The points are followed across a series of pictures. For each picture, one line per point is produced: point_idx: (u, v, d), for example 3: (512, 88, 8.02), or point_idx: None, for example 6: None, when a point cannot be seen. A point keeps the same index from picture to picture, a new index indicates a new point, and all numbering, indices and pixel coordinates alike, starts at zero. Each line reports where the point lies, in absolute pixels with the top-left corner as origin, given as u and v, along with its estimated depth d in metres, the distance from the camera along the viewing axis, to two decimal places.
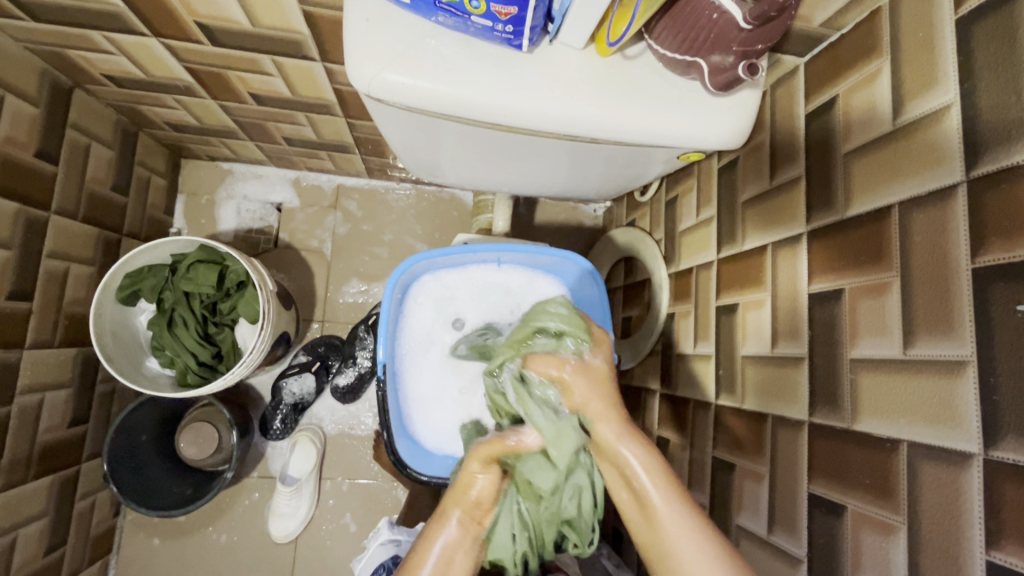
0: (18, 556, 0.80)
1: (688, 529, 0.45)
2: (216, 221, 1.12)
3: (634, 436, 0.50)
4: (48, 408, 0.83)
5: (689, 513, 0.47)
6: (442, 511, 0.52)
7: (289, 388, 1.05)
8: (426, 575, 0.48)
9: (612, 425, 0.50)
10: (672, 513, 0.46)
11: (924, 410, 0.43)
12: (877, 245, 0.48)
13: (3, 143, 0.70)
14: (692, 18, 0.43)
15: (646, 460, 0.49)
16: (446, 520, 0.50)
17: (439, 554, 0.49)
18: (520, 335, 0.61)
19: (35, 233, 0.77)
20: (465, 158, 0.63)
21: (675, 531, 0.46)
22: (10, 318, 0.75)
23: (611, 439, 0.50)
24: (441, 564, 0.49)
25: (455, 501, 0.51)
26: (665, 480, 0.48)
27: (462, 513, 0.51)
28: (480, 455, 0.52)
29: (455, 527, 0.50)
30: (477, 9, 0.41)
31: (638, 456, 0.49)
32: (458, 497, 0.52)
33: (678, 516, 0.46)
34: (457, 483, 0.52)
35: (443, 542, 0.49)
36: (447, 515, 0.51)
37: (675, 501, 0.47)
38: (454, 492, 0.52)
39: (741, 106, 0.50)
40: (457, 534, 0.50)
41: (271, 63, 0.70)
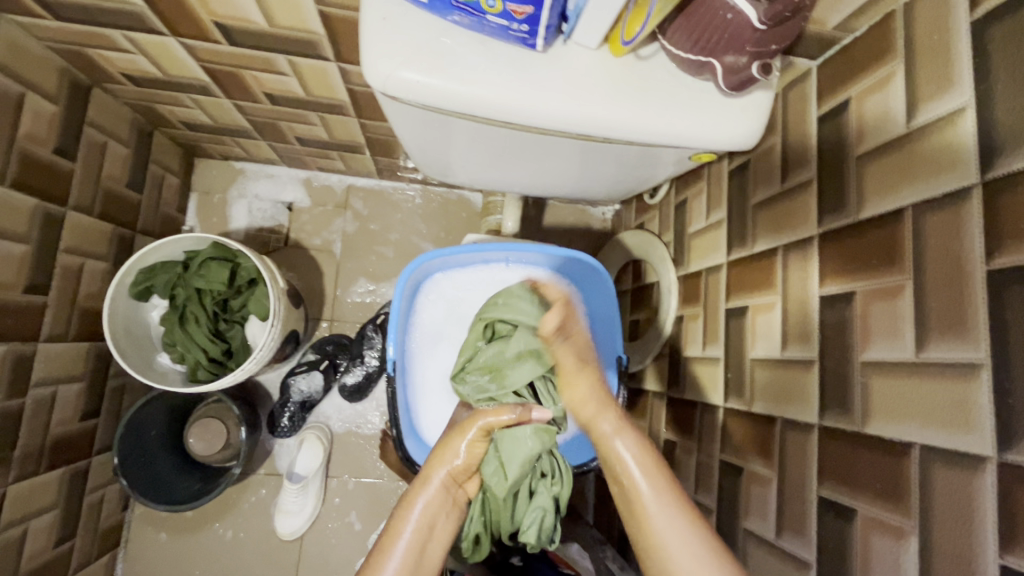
0: (29, 547, 0.81)
1: (676, 521, 0.48)
2: (228, 220, 1.13)
3: (629, 429, 0.54)
4: (61, 401, 0.84)
5: (678, 500, 0.49)
6: (425, 472, 0.54)
7: (297, 386, 1.04)
8: (407, 536, 0.50)
9: (610, 419, 0.55)
10: (663, 501, 0.49)
11: (937, 414, 0.43)
12: (890, 248, 0.47)
13: (23, 139, 0.71)
14: (706, 18, 0.43)
15: (639, 451, 0.52)
16: (429, 482, 0.53)
17: (420, 515, 0.51)
18: (482, 330, 0.69)
19: (52, 229, 0.78)
20: (477, 156, 0.63)
21: (662, 521, 0.48)
22: (26, 311, 0.76)
23: (609, 428, 0.54)
24: (421, 527, 0.50)
25: (442, 466, 0.54)
26: (658, 473, 0.51)
27: (445, 476, 0.53)
28: (476, 425, 0.54)
29: (436, 492, 0.53)
30: (493, 8, 0.42)
31: (632, 449, 0.52)
32: (445, 462, 0.54)
33: (666, 505, 0.49)
34: (443, 447, 0.55)
35: (424, 506, 0.51)
36: (431, 477, 0.53)
37: (664, 489, 0.50)
38: (439, 456, 0.55)
39: (754, 108, 0.50)
40: (437, 497, 0.53)
41: (287, 63, 0.70)
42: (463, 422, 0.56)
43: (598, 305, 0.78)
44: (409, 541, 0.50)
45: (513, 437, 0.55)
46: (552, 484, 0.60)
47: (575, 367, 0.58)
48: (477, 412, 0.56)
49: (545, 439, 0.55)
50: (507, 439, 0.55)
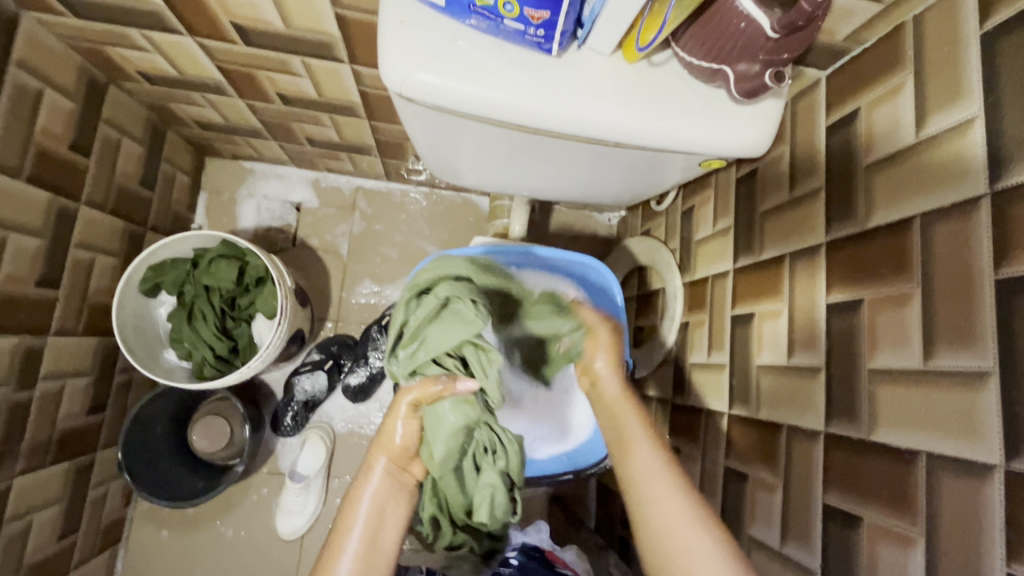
0: (33, 540, 0.81)
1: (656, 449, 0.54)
2: (237, 219, 1.14)
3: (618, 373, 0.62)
4: (68, 395, 0.84)
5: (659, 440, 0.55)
6: (369, 459, 0.55)
7: (301, 385, 1.06)
8: (358, 528, 0.52)
9: (605, 361, 0.63)
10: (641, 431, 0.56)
11: (942, 421, 0.43)
12: (898, 256, 0.48)
13: (40, 134, 0.72)
14: (719, 27, 0.44)
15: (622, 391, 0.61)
16: (372, 473, 0.54)
17: (368, 503, 0.53)
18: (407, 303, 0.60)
19: (66, 223, 0.79)
20: (486, 158, 0.64)
21: (645, 454, 0.54)
22: (38, 305, 0.76)
23: (602, 366, 0.63)
24: (370, 516, 0.52)
25: (382, 453, 0.54)
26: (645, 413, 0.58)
27: (387, 461, 0.54)
28: (403, 404, 0.53)
29: (381, 478, 0.54)
30: (511, 12, 0.43)
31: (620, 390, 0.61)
32: (384, 449, 0.54)
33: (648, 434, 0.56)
34: (379, 435, 0.54)
35: (372, 493, 0.53)
36: (373, 464, 0.54)
37: (653, 448, 0.54)
38: (380, 444, 0.54)
39: (765, 116, 0.50)
40: (382, 484, 0.54)
41: (301, 65, 0.71)
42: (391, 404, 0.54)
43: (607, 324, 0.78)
44: (360, 531, 0.52)
45: (435, 413, 0.52)
46: (497, 459, 0.56)
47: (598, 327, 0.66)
48: (401, 388, 0.54)
49: (467, 412, 0.52)
50: (431, 416, 0.53)
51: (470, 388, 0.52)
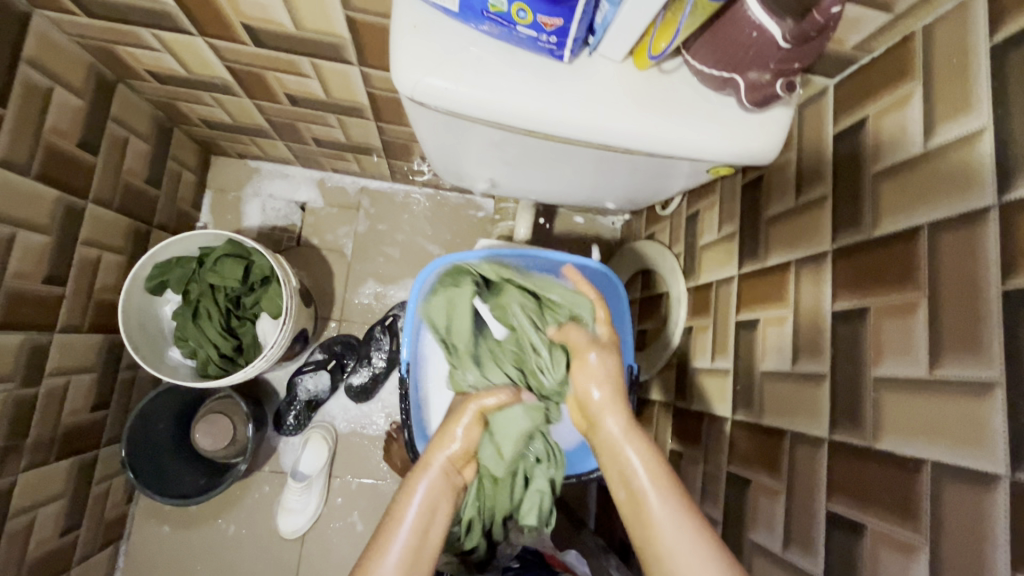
0: (36, 536, 0.81)
1: (685, 530, 0.49)
2: (242, 218, 1.14)
3: (638, 434, 0.55)
4: (73, 391, 0.85)
5: (690, 516, 0.50)
6: (425, 456, 0.56)
7: (304, 385, 1.06)
8: (411, 519, 0.51)
9: (619, 418, 0.56)
10: (665, 504, 0.51)
11: (947, 430, 0.43)
12: (905, 265, 0.48)
13: (49, 132, 0.72)
14: (731, 35, 0.44)
15: (647, 454, 0.54)
16: (428, 469, 0.54)
17: (421, 499, 0.52)
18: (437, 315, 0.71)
19: (73, 220, 0.79)
20: (493, 162, 0.64)
21: (675, 539, 0.49)
22: (44, 301, 0.77)
23: (614, 424, 0.56)
24: (423, 510, 0.52)
25: (439, 453, 0.56)
26: (671, 483, 0.52)
27: (443, 461, 0.55)
28: (471, 409, 0.58)
29: (436, 476, 0.54)
30: (524, 20, 0.43)
31: (642, 454, 0.54)
32: (443, 450, 0.56)
33: (675, 509, 0.50)
34: (438, 436, 0.57)
35: (424, 491, 0.53)
36: (430, 464, 0.55)
37: (682, 509, 0.50)
38: (438, 444, 0.57)
39: (773, 124, 0.51)
40: (438, 482, 0.54)
41: (310, 66, 0.72)
42: (457, 408, 0.59)
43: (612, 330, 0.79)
44: (412, 524, 0.51)
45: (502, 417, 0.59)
46: (545, 466, 0.64)
47: (599, 363, 0.59)
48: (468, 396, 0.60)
49: (535, 417, 0.60)
50: (498, 421, 0.59)
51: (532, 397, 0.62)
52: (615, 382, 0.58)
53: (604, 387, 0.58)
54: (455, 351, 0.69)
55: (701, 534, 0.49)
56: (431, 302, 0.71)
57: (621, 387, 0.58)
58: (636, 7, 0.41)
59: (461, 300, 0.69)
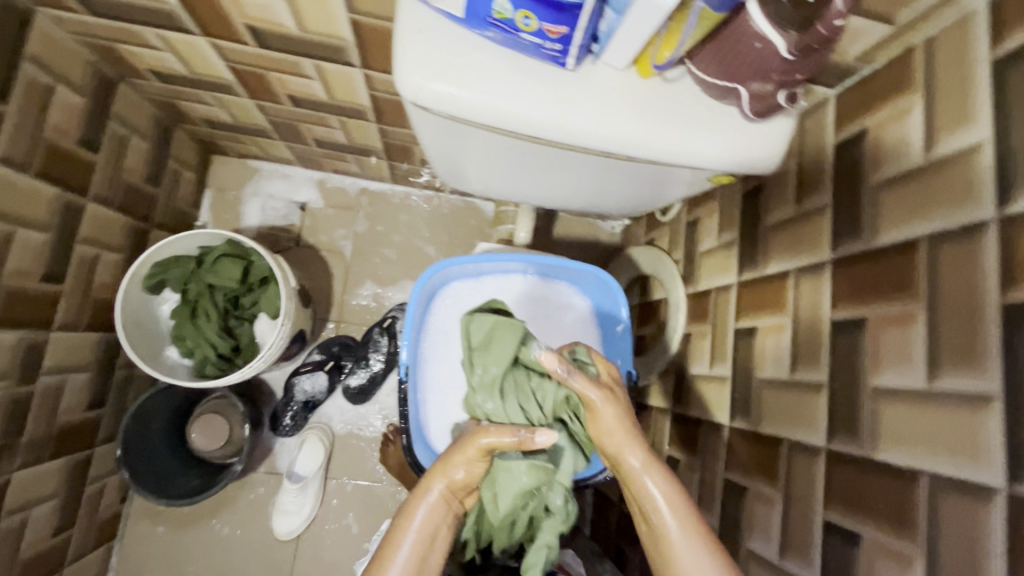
0: (29, 535, 0.81)
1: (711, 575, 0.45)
2: (242, 217, 1.14)
3: (658, 467, 0.49)
4: (69, 389, 0.84)
5: (712, 558, 0.45)
6: (428, 479, 0.51)
7: (301, 385, 1.06)
8: (408, 545, 0.48)
9: (639, 453, 0.50)
10: (687, 538, 0.46)
11: (945, 442, 0.43)
12: (904, 276, 0.48)
13: (50, 130, 0.72)
14: (735, 46, 0.44)
15: (668, 489, 0.48)
16: (428, 496, 0.50)
17: (421, 526, 0.49)
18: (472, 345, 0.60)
19: (72, 218, 0.79)
20: (495, 167, 0.64)
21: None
22: (41, 299, 0.76)
23: (635, 460, 0.49)
24: (422, 536, 0.49)
25: (440, 479, 0.51)
26: (694, 521, 0.47)
27: (444, 489, 0.51)
28: (476, 444, 0.51)
29: (436, 503, 0.50)
30: (529, 27, 0.43)
31: (662, 492, 0.48)
32: (444, 476, 0.51)
33: (697, 550, 0.46)
34: (441, 460, 0.52)
35: (424, 516, 0.49)
36: (430, 488, 0.51)
37: (708, 553, 0.46)
38: (440, 470, 0.52)
39: (775, 133, 0.51)
40: (438, 508, 0.50)
41: (313, 67, 0.72)
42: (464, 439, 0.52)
43: (611, 337, 0.79)
44: (412, 548, 0.48)
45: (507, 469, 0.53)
46: (556, 522, 0.57)
47: (602, 402, 0.51)
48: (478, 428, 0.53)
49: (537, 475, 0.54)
50: (501, 471, 0.53)
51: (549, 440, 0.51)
52: (628, 418, 0.51)
53: (617, 425, 0.51)
54: (480, 373, 0.58)
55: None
56: (473, 314, 0.62)
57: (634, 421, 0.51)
58: (640, 17, 0.42)
59: (507, 327, 0.59)
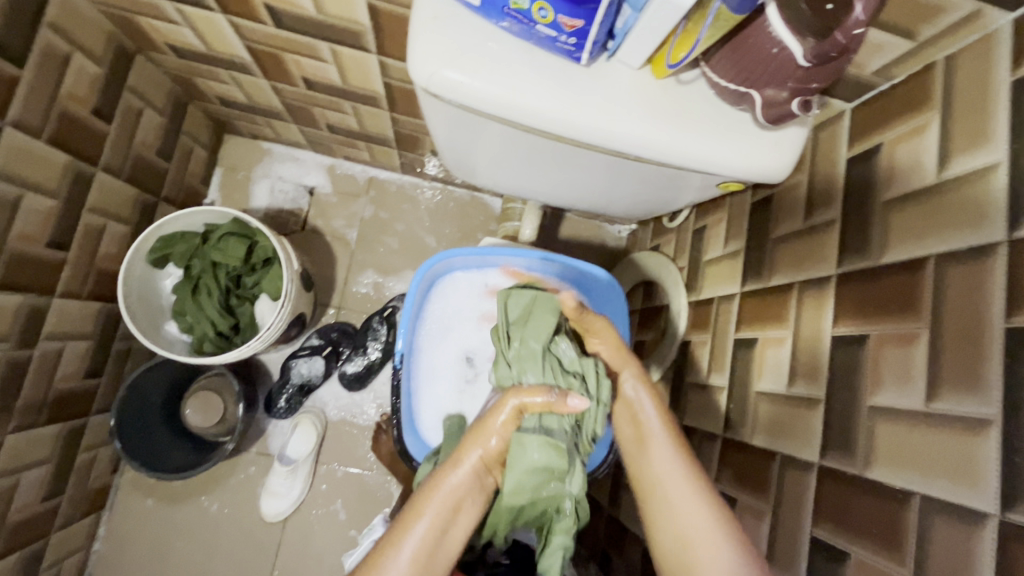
0: (19, 498, 0.81)
1: (675, 463, 0.55)
2: (250, 198, 1.14)
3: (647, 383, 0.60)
4: (67, 357, 0.85)
5: (684, 458, 0.55)
6: (461, 448, 0.53)
7: (298, 368, 1.06)
8: (430, 517, 0.49)
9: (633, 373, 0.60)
10: (667, 446, 0.56)
11: (939, 464, 0.43)
12: (909, 295, 0.47)
13: (64, 97, 0.72)
14: (752, 49, 0.44)
15: (651, 400, 0.59)
16: (460, 465, 0.51)
17: (448, 494, 0.50)
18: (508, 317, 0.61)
19: (81, 186, 0.79)
20: (503, 159, 0.64)
21: (669, 475, 0.54)
22: (46, 265, 0.77)
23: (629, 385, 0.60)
24: (447, 507, 0.50)
25: (475, 449, 0.52)
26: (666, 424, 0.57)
27: (476, 460, 0.52)
28: (509, 406, 0.52)
29: (466, 475, 0.51)
30: (545, 19, 0.43)
31: (647, 398, 0.59)
32: (479, 446, 0.52)
33: (671, 450, 0.56)
34: (477, 427, 0.53)
35: (453, 485, 0.51)
36: (463, 459, 0.52)
37: (678, 452, 0.55)
38: (473, 438, 0.53)
39: (788, 143, 0.50)
40: (466, 480, 0.51)
41: (328, 51, 0.72)
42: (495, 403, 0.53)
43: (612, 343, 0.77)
44: (434, 520, 0.49)
45: (521, 443, 0.51)
46: (568, 526, 0.56)
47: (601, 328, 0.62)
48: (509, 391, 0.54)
49: (551, 455, 0.51)
50: (516, 447, 0.51)
51: (582, 406, 0.52)
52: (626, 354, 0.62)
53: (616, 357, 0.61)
54: (517, 347, 0.58)
55: (694, 488, 0.53)
56: (510, 290, 0.62)
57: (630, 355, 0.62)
58: (656, 14, 0.41)
59: (545, 304, 0.59)
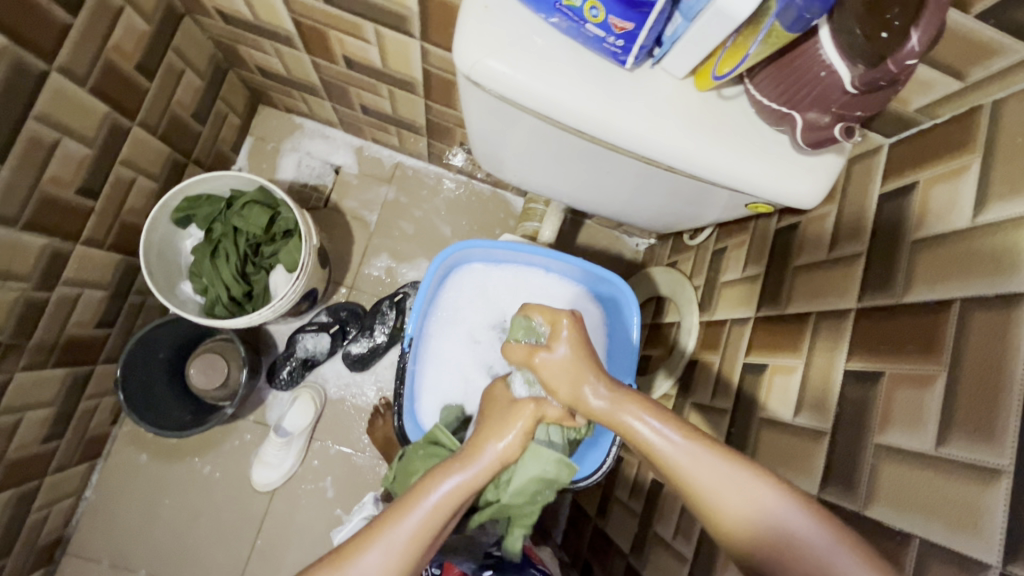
0: (21, 436, 0.83)
1: (734, 482, 0.42)
2: (277, 170, 1.16)
3: (634, 401, 0.45)
4: (83, 304, 0.86)
5: (745, 477, 0.42)
6: (473, 445, 0.47)
7: (303, 343, 1.07)
8: (423, 511, 0.44)
9: (600, 388, 0.45)
10: (706, 458, 0.43)
11: (944, 510, 0.42)
12: (927, 337, 0.47)
13: (111, 49, 0.74)
14: (799, 71, 0.43)
15: (653, 416, 0.44)
16: (472, 464, 0.45)
17: (449, 492, 0.45)
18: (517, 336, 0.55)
19: (116, 138, 0.81)
20: (534, 154, 0.63)
21: (733, 500, 0.42)
22: (73, 211, 0.78)
23: (595, 395, 0.45)
24: (444, 505, 0.44)
25: (488, 451, 0.46)
26: (689, 438, 0.44)
27: (491, 462, 0.46)
28: (531, 410, 0.46)
29: (476, 475, 0.45)
30: (595, 18, 0.42)
31: (645, 415, 0.44)
32: (498, 450, 0.46)
33: (716, 466, 0.43)
34: (489, 428, 0.47)
35: (457, 484, 0.45)
36: (476, 458, 0.46)
37: (733, 466, 0.42)
38: (488, 437, 0.47)
39: (822, 169, 0.50)
40: (470, 481, 0.45)
41: (373, 32, 0.73)
42: (513, 407, 0.47)
43: (616, 352, 0.77)
44: (426, 516, 0.44)
45: (537, 452, 0.54)
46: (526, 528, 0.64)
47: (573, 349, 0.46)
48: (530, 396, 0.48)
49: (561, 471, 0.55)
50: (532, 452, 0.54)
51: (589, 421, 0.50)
52: (590, 351, 0.47)
53: (566, 368, 0.46)
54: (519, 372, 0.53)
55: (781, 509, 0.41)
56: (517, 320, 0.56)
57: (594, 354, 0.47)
58: (706, 25, 0.41)
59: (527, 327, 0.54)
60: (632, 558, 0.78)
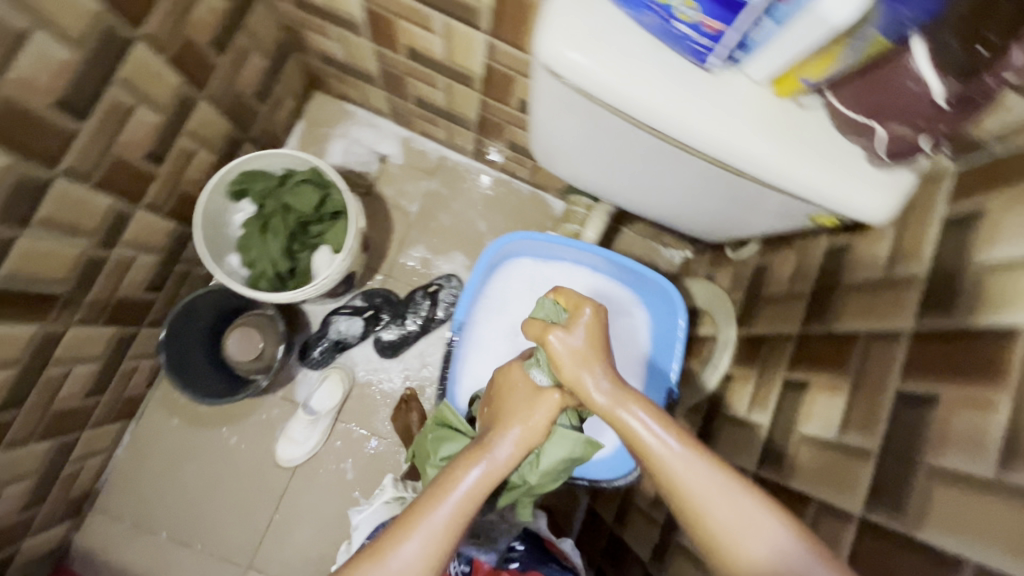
0: (67, 388, 0.85)
1: (723, 490, 0.43)
2: (325, 154, 1.18)
3: (634, 398, 0.46)
4: (136, 266, 0.89)
5: (733, 488, 0.43)
6: (495, 431, 0.48)
7: (337, 325, 1.10)
8: (455, 500, 0.44)
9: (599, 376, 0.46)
10: (697, 465, 0.43)
11: (1001, 535, 0.42)
12: (991, 361, 0.46)
13: (191, 23, 0.76)
14: (885, 82, 0.43)
15: (650, 414, 0.45)
16: (495, 451, 0.47)
17: (479, 479, 0.45)
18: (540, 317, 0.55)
19: (185, 109, 0.84)
20: (592, 150, 0.64)
21: (720, 510, 0.42)
22: (139, 174, 0.81)
23: (596, 388, 0.46)
24: (472, 494, 0.45)
25: (508, 436, 0.48)
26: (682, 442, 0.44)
27: (515, 450, 0.47)
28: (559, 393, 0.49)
29: (501, 462, 0.46)
30: (686, 16, 0.43)
31: (641, 413, 0.45)
32: (523, 434, 0.48)
33: (706, 473, 0.43)
34: (504, 416, 0.49)
35: (485, 471, 0.46)
36: (500, 446, 0.47)
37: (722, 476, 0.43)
38: (506, 424, 0.49)
39: (893, 184, 0.49)
40: (495, 470, 0.46)
41: (442, 23, 0.74)
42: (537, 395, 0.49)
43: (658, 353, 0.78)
44: (456, 506, 0.44)
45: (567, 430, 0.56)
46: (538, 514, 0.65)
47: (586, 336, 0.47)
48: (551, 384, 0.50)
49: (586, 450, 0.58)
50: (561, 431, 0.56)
51: None
52: (602, 341, 0.48)
53: (577, 354, 0.47)
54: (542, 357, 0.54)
55: (769, 524, 0.42)
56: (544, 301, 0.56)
57: (606, 345, 0.48)
58: (799, 30, 0.41)
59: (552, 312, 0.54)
60: (652, 566, 0.78)
